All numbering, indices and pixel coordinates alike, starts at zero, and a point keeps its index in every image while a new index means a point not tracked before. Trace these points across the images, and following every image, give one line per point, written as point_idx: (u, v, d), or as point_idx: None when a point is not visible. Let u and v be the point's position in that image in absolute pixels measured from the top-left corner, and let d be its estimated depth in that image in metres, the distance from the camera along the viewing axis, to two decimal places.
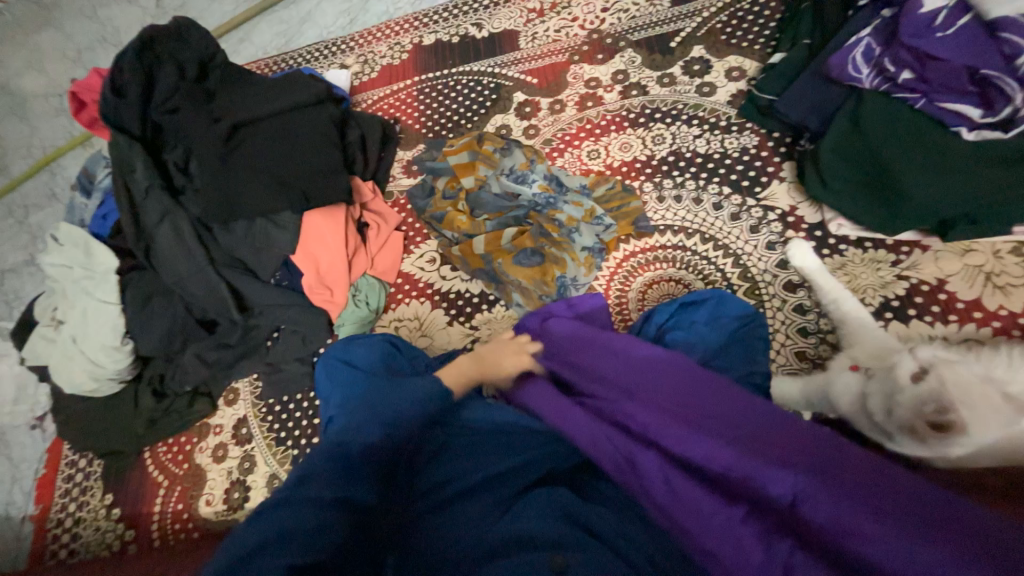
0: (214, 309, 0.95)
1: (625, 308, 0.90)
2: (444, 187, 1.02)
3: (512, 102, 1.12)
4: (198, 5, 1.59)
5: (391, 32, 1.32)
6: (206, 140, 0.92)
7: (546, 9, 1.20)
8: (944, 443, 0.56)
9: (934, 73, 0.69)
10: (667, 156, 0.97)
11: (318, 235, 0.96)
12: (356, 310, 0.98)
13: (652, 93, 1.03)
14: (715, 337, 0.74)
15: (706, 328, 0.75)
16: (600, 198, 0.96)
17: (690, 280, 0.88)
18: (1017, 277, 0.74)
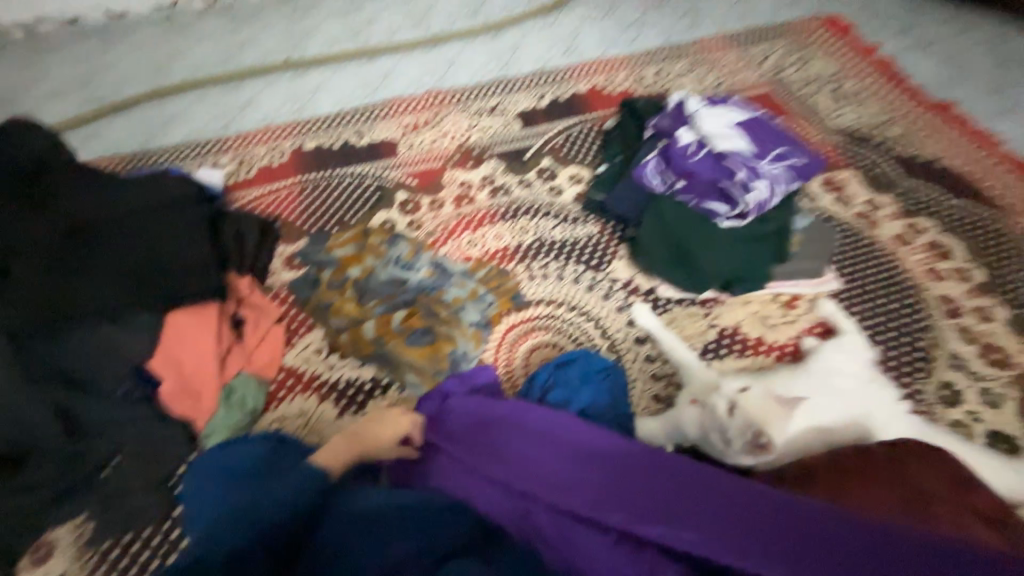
0: (25, 438, 0.78)
1: (512, 375, 0.98)
2: (330, 278, 1.05)
3: (395, 199, 1.24)
4: (33, 100, 1.47)
5: (270, 136, 1.38)
6: (38, 241, 0.83)
7: (420, 125, 1.40)
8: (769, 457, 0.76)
9: (695, 183, 1.00)
10: (532, 242, 1.16)
11: (183, 336, 0.89)
12: (228, 414, 0.90)
13: (515, 193, 1.25)
14: (588, 392, 0.88)
15: (579, 384, 0.89)
16: (480, 279, 1.08)
17: (563, 344, 1.02)
18: (779, 317, 1.03)
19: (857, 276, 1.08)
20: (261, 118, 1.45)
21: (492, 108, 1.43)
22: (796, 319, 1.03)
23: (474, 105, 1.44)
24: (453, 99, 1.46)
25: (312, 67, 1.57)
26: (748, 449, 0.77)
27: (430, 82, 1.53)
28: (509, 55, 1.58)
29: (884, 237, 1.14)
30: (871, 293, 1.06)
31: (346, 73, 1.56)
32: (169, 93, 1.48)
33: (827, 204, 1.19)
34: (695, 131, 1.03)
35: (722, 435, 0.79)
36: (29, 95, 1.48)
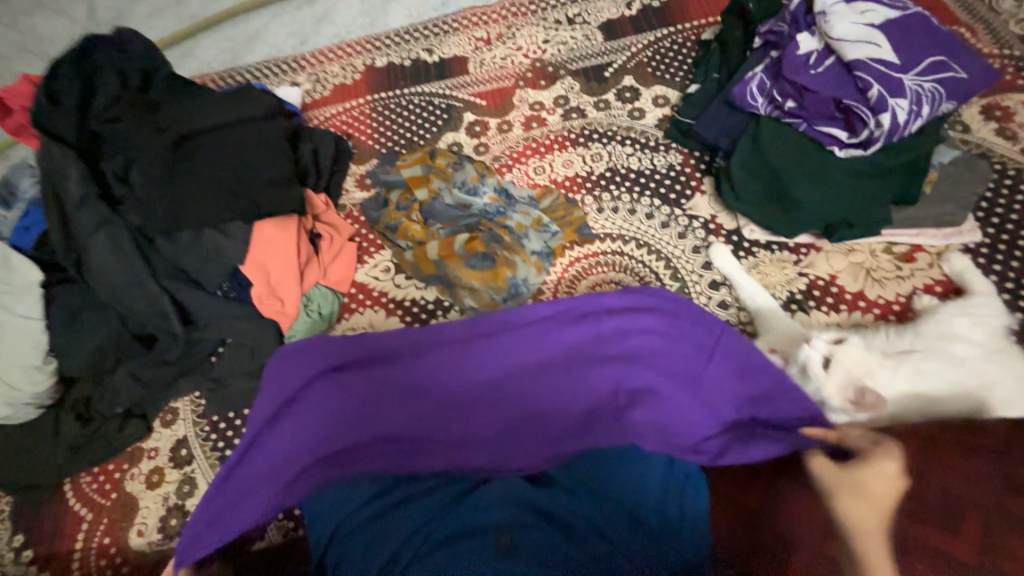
0: (154, 324, 0.92)
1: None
2: (398, 199, 1.05)
3: (463, 121, 1.19)
4: (136, 18, 1.56)
5: (343, 53, 1.36)
6: (151, 151, 0.91)
7: (492, 39, 1.30)
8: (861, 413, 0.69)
9: (811, 103, 0.84)
10: (604, 171, 1.08)
11: (270, 246, 0.95)
12: (308, 319, 0.98)
13: (590, 116, 1.14)
14: None
15: None
16: (546, 208, 1.04)
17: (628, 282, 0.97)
18: (889, 272, 0.89)
19: (1008, 228, 0.88)
20: (335, 34, 1.43)
21: (572, 18, 1.28)
22: (912, 274, 0.88)
23: (552, 15, 1.30)
24: (529, 10, 1.33)
25: None
26: (844, 406, 0.69)
27: None
28: None
29: None
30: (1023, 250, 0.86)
31: None
32: (250, 9, 1.49)
33: (982, 136, 0.96)
34: (818, 37, 0.86)
35: (812, 395, 0.71)
36: (133, 15, 1.57)
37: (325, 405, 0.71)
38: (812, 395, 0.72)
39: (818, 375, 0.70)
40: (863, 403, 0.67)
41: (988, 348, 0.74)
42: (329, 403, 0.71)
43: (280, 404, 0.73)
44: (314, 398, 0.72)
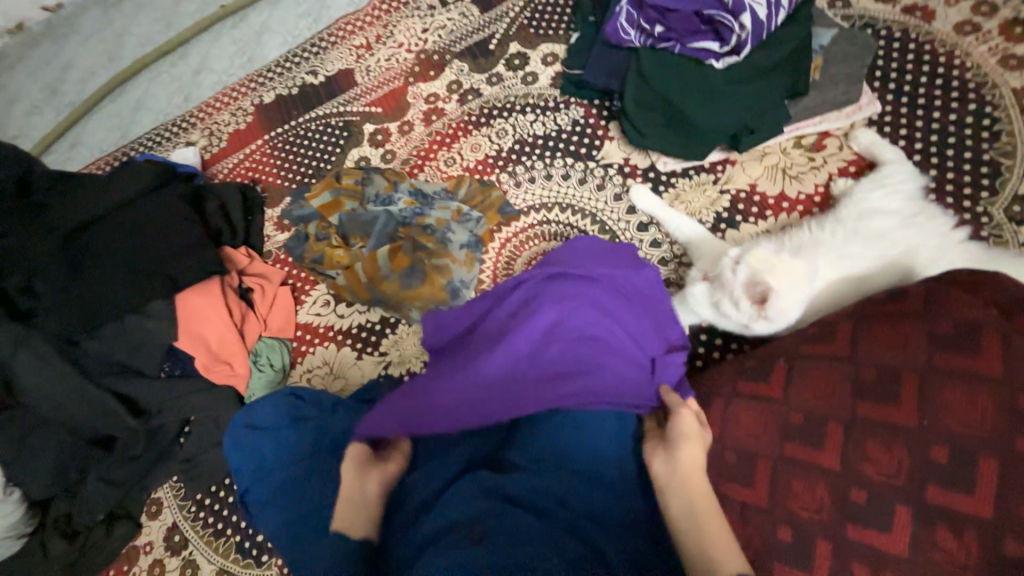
0: (107, 425, 0.89)
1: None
2: (315, 231, 1.03)
3: (364, 134, 1.16)
4: (15, 122, 1.49)
5: (230, 98, 1.32)
6: (43, 256, 0.88)
7: (372, 43, 1.26)
8: (773, 311, 0.67)
9: (676, 22, 0.84)
10: (513, 145, 1.06)
11: (197, 314, 0.93)
12: (262, 375, 0.97)
13: (485, 94, 1.12)
14: None
15: None
16: (464, 197, 1.02)
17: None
18: (804, 165, 0.89)
19: (905, 90, 0.88)
20: (217, 81, 1.37)
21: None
22: (825, 161, 0.88)
23: (425, 2, 1.26)
24: (402, 2, 1.28)
25: (250, 8, 1.43)
26: (753, 306, 0.68)
27: None
28: None
29: (942, 31, 0.90)
30: (924, 108, 0.87)
31: (285, 5, 1.40)
32: (124, 78, 1.42)
33: (862, 7, 0.95)
34: None
35: (732, 303, 0.71)
36: (11, 118, 1.50)
37: (305, 441, 0.76)
38: (727, 301, 0.72)
39: (728, 278, 0.71)
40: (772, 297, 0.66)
41: (907, 214, 0.74)
42: (307, 434, 0.77)
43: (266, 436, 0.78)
44: (287, 441, 0.76)
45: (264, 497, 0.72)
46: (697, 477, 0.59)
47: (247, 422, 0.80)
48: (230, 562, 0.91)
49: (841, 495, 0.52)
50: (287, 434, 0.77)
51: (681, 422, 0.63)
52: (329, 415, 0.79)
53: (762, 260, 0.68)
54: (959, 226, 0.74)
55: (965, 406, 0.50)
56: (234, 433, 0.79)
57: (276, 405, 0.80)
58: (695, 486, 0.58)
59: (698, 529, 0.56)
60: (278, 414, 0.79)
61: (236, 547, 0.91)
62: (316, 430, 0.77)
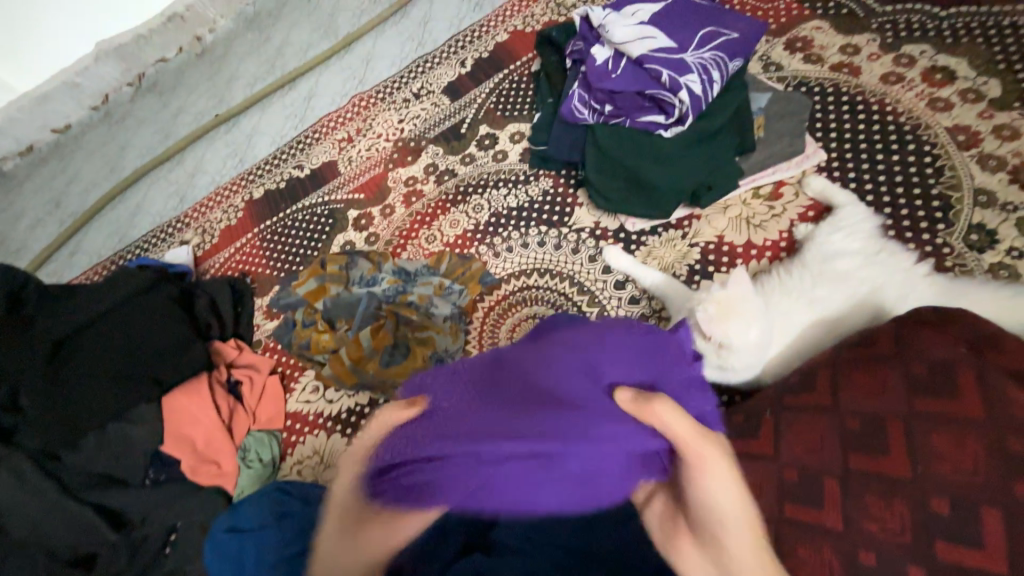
0: (86, 542, 0.86)
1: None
2: (302, 317, 1.05)
3: (348, 219, 1.22)
4: (20, 235, 1.57)
5: (222, 197, 1.39)
6: (30, 370, 0.89)
7: (353, 135, 1.36)
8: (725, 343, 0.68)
9: (623, 101, 0.92)
10: (489, 218, 1.11)
11: (185, 414, 0.93)
12: (250, 471, 0.94)
13: (460, 173, 1.19)
14: None
15: None
16: (446, 271, 1.06)
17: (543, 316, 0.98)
18: (766, 213, 0.93)
19: (846, 138, 0.95)
20: (211, 182, 1.46)
21: (418, 92, 1.36)
22: (785, 208, 0.92)
23: (401, 96, 1.38)
24: (380, 98, 1.40)
25: (241, 114, 1.56)
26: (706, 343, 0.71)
27: (353, 89, 1.47)
28: (421, 27, 1.48)
29: (870, 83, 0.99)
30: (867, 152, 0.92)
31: (273, 109, 1.53)
32: (124, 187, 1.52)
33: (794, 68, 1.04)
34: (608, 44, 0.94)
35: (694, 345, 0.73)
36: (16, 232, 1.57)
37: (289, 539, 0.72)
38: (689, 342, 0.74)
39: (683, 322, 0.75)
40: (718, 333, 0.68)
41: (867, 253, 0.77)
42: (290, 531, 0.73)
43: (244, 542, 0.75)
44: (268, 543, 0.73)
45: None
46: (718, 477, 0.51)
47: (227, 526, 0.77)
48: None
49: (847, 559, 0.49)
50: (267, 536, 0.73)
51: (670, 425, 0.52)
52: (311, 509, 0.76)
53: (717, 299, 0.69)
54: (923, 260, 0.76)
55: (953, 453, 0.49)
56: (215, 541, 0.76)
57: (257, 503, 0.78)
58: (717, 489, 0.51)
59: (728, 530, 0.50)
60: (258, 514, 0.77)
61: None
62: (299, 526, 0.73)
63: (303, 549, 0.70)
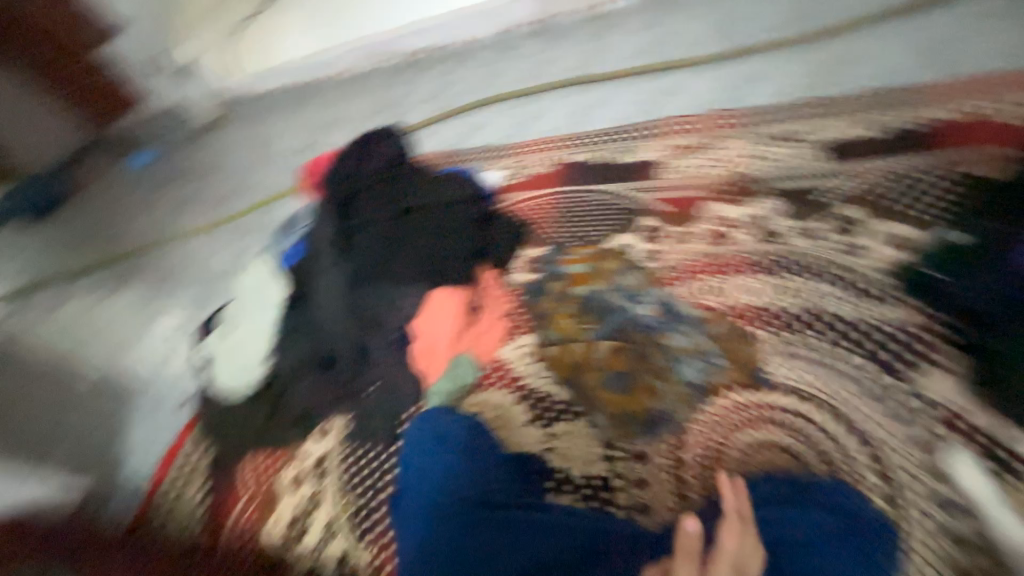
0: (345, 350, 1.11)
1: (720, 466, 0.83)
2: (555, 290, 1.07)
3: (643, 225, 1.18)
4: None
5: (544, 146, 1.50)
6: (388, 220, 1.20)
7: (692, 148, 1.29)
8: None
9: None
10: (799, 311, 0.92)
11: (441, 310, 1.09)
12: (448, 382, 1.04)
13: (792, 245, 1.01)
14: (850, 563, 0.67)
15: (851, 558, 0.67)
16: (716, 335, 0.91)
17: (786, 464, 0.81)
18: None
19: None
20: (544, 130, 1.58)
21: (788, 136, 1.19)
22: None
23: (764, 131, 1.23)
24: (740, 123, 1.28)
25: (598, 82, 1.61)
26: None
27: (715, 103, 1.38)
28: (834, 64, 1.26)
29: None
30: None
31: (627, 87, 1.54)
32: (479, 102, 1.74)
33: None
34: None
35: None
36: None
37: (469, 478, 0.84)
38: None
39: None
40: None
41: None
42: (474, 472, 0.85)
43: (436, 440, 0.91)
44: (453, 467, 0.86)
45: (415, 507, 0.84)
46: None
47: (432, 427, 0.94)
48: (343, 516, 1.01)
49: None
50: (453, 462, 0.87)
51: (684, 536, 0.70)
52: (492, 469, 0.86)
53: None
54: None
55: None
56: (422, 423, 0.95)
57: (461, 430, 0.93)
58: None
59: None
60: (457, 439, 0.91)
61: (354, 507, 1.02)
62: (477, 475, 0.85)
63: (471, 500, 0.81)
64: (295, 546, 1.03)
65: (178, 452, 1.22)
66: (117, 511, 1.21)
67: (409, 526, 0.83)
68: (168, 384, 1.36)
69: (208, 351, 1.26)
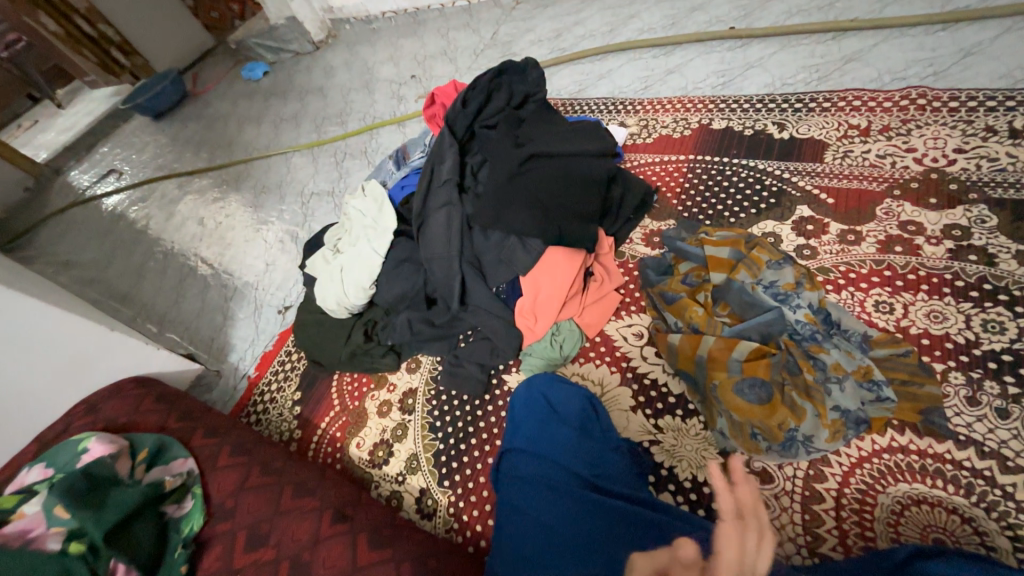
0: (442, 293, 1.06)
1: (865, 519, 0.69)
2: (687, 273, 0.96)
3: (795, 214, 1.01)
4: (520, 44, 1.87)
5: (680, 107, 1.34)
6: (505, 159, 1.05)
7: (873, 130, 1.07)
8: None
9: None
10: (1000, 352, 0.74)
11: (551, 269, 0.99)
12: (549, 348, 1.00)
13: (1002, 268, 0.81)
14: None
15: None
16: (883, 361, 0.77)
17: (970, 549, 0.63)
18: None
19: None
20: (682, 88, 1.41)
21: (1017, 133, 0.95)
22: None
23: (983, 122, 0.99)
24: (949, 107, 1.04)
25: (757, 39, 1.39)
26: None
27: (916, 78, 1.13)
28: None
29: None
30: None
31: (796, 49, 1.32)
32: (611, 50, 1.59)
33: None
34: None
35: None
36: (521, 41, 1.88)
37: (580, 454, 0.80)
38: None
39: None
40: None
41: None
42: (586, 452, 0.80)
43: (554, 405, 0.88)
44: (565, 439, 0.81)
45: (519, 471, 0.80)
46: None
47: (545, 395, 0.90)
48: (422, 455, 1.01)
49: None
50: (565, 434, 0.82)
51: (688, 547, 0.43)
52: (605, 453, 0.80)
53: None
54: None
55: None
56: (534, 390, 0.91)
57: (576, 406, 0.87)
58: None
59: None
60: (572, 413, 0.86)
61: (435, 452, 1.00)
62: (590, 456, 0.79)
63: (582, 478, 0.76)
64: (369, 474, 1.04)
65: (274, 359, 1.36)
66: (224, 399, 1.34)
67: (510, 491, 0.79)
68: (277, 299, 1.55)
69: (310, 268, 1.25)
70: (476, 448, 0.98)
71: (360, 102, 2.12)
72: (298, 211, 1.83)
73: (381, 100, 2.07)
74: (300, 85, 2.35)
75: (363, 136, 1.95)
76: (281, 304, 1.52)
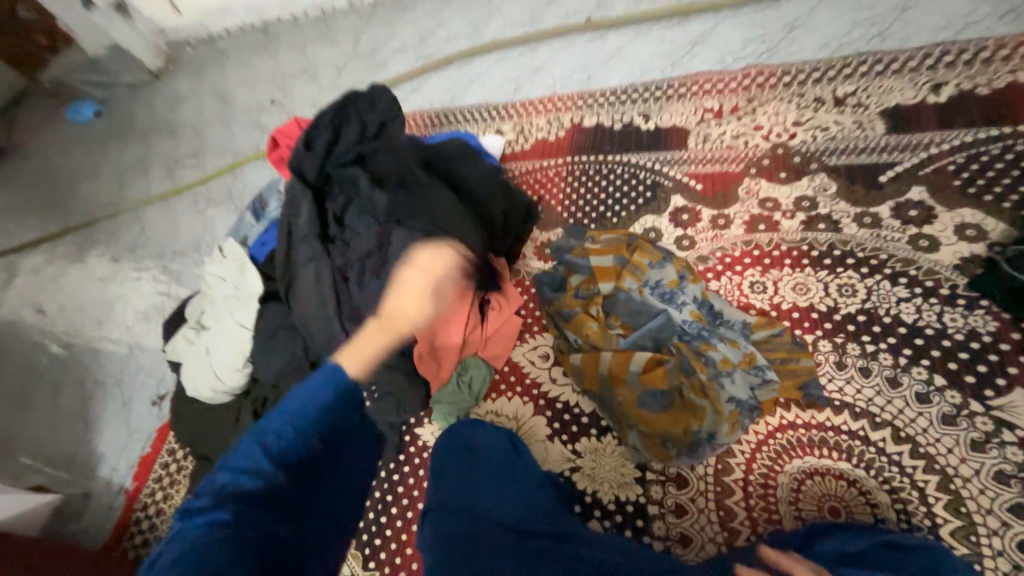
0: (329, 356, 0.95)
1: (771, 502, 0.72)
2: (578, 286, 0.93)
3: (669, 205, 1.03)
4: (384, 54, 1.73)
5: (551, 107, 1.32)
6: (370, 198, 0.97)
7: (725, 112, 1.12)
8: None
9: None
10: (855, 314, 0.80)
11: (442, 308, 0.92)
12: (458, 392, 0.94)
13: (846, 233, 0.88)
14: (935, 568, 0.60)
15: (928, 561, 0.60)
16: (763, 343, 0.81)
17: (856, 509, 0.69)
18: None
19: None
20: (551, 86, 1.39)
21: (841, 100, 1.03)
22: None
23: (813, 93, 1.06)
24: (784, 82, 1.11)
25: (613, 29, 1.39)
26: None
27: (753, 56, 1.19)
28: (893, 18, 1.10)
29: None
30: None
31: (648, 36, 1.34)
32: (476, 54, 1.53)
33: None
34: None
35: None
36: (384, 51, 1.74)
37: (512, 493, 0.76)
38: None
39: None
40: None
41: None
42: (517, 490, 0.76)
43: (466, 454, 0.82)
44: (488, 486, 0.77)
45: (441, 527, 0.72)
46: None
47: (463, 441, 0.84)
48: None
49: None
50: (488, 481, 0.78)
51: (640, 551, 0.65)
52: (530, 489, 0.77)
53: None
54: None
55: None
56: (457, 439, 0.84)
57: (496, 448, 0.83)
58: None
59: None
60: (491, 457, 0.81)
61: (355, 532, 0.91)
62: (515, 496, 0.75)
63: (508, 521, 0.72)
64: None
65: (154, 462, 1.16)
66: (99, 525, 1.13)
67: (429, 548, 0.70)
68: (148, 388, 1.32)
69: (171, 352, 1.06)
70: (397, 518, 0.90)
71: (214, 138, 1.87)
72: (160, 276, 1.57)
73: (239, 132, 1.84)
74: (139, 124, 2.01)
75: (225, 177, 1.72)
76: (154, 392, 1.30)
